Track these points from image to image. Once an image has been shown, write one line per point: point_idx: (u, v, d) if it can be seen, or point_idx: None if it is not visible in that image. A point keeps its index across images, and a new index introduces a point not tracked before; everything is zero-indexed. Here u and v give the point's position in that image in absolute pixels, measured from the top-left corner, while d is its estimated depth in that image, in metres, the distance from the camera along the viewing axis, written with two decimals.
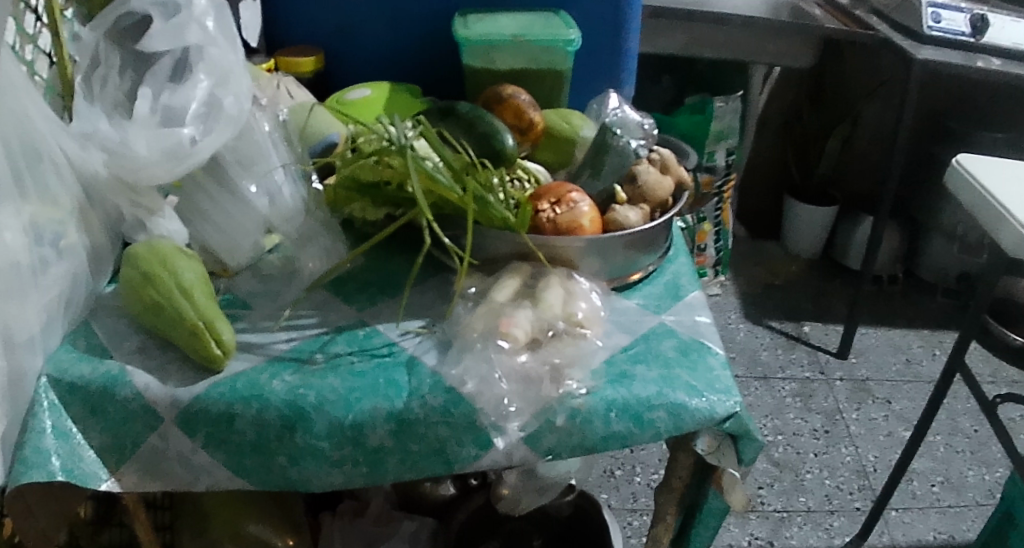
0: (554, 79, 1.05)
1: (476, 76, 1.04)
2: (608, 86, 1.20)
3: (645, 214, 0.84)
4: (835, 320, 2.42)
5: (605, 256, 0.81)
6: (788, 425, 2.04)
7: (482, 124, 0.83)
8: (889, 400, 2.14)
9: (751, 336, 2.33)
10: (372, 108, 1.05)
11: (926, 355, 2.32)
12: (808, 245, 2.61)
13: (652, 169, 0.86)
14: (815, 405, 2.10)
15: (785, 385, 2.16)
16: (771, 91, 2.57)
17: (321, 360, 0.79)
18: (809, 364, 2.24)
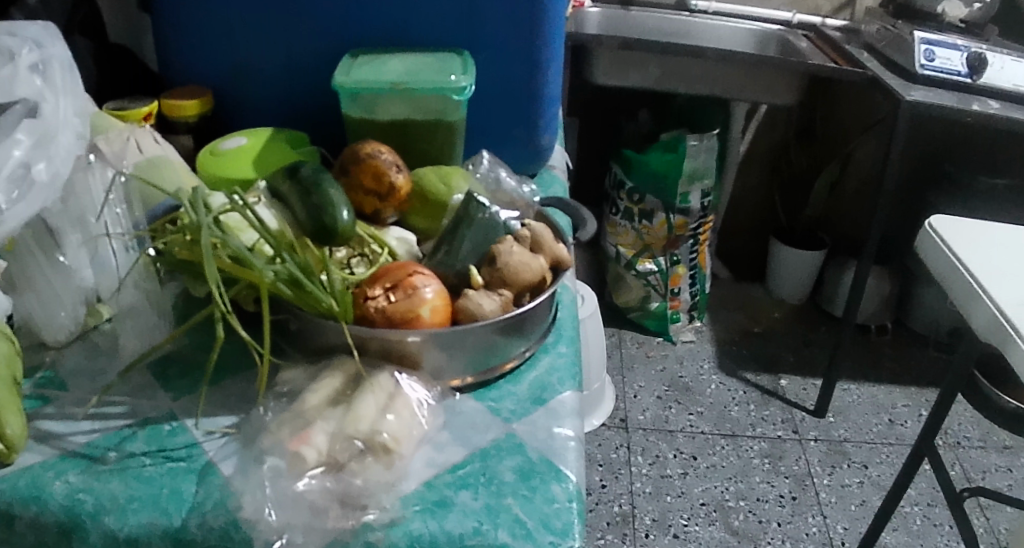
0: (446, 131, 0.93)
1: (356, 126, 0.93)
2: (526, 134, 1.09)
3: (503, 302, 0.72)
4: (814, 375, 2.30)
5: (448, 353, 0.70)
6: (752, 490, 1.95)
7: (317, 192, 0.72)
8: (866, 465, 2.04)
9: (722, 388, 2.22)
10: (243, 157, 0.94)
11: (910, 416, 2.19)
12: (793, 290, 2.50)
13: (519, 247, 0.73)
14: (784, 469, 2.01)
15: (754, 444, 2.07)
16: (759, 125, 2.43)
17: (114, 459, 0.68)
18: (783, 421, 2.14)
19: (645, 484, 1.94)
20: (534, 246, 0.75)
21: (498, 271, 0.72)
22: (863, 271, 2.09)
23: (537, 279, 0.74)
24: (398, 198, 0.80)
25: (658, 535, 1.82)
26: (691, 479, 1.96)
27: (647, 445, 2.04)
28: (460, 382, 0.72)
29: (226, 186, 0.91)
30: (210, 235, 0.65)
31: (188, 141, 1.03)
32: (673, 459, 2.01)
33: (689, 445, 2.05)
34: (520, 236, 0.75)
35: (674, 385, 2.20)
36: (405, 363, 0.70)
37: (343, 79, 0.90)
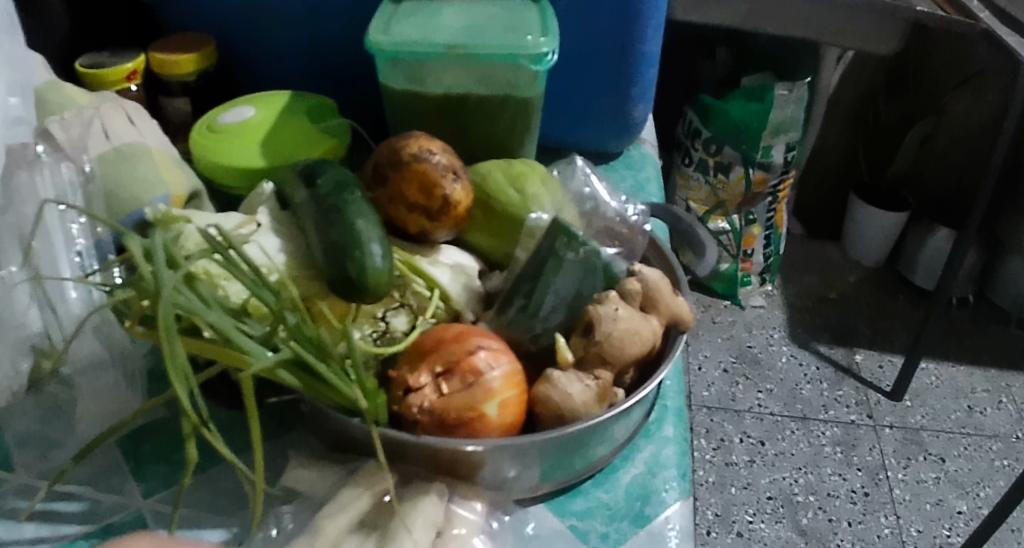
0: (520, 111, 0.71)
1: (401, 101, 0.70)
2: (615, 103, 0.88)
3: (601, 388, 0.50)
4: (894, 350, 1.92)
5: (515, 464, 0.50)
6: (821, 484, 1.65)
7: (339, 223, 0.51)
8: (944, 459, 1.69)
9: (794, 363, 1.88)
10: (251, 138, 0.73)
11: (993, 404, 1.80)
12: (873, 254, 2.06)
13: (625, 306, 0.52)
14: (857, 459, 1.69)
15: (826, 429, 1.75)
16: (845, 72, 1.98)
17: None
18: (856, 404, 1.80)
19: (708, 473, 1.66)
20: (646, 305, 0.53)
21: (596, 345, 0.51)
22: (966, 241, 1.69)
23: (645, 350, 0.52)
24: (455, 216, 0.58)
25: (721, 533, 1.56)
26: (758, 469, 1.67)
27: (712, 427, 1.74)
28: (530, 493, 0.53)
29: (236, 181, 0.71)
30: (179, 308, 0.46)
31: (186, 105, 0.82)
32: (739, 444, 1.71)
33: (756, 428, 1.75)
34: (627, 289, 0.53)
35: (741, 356, 1.87)
36: (460, 474, 0.50)
37: (381, 39, 0.66)
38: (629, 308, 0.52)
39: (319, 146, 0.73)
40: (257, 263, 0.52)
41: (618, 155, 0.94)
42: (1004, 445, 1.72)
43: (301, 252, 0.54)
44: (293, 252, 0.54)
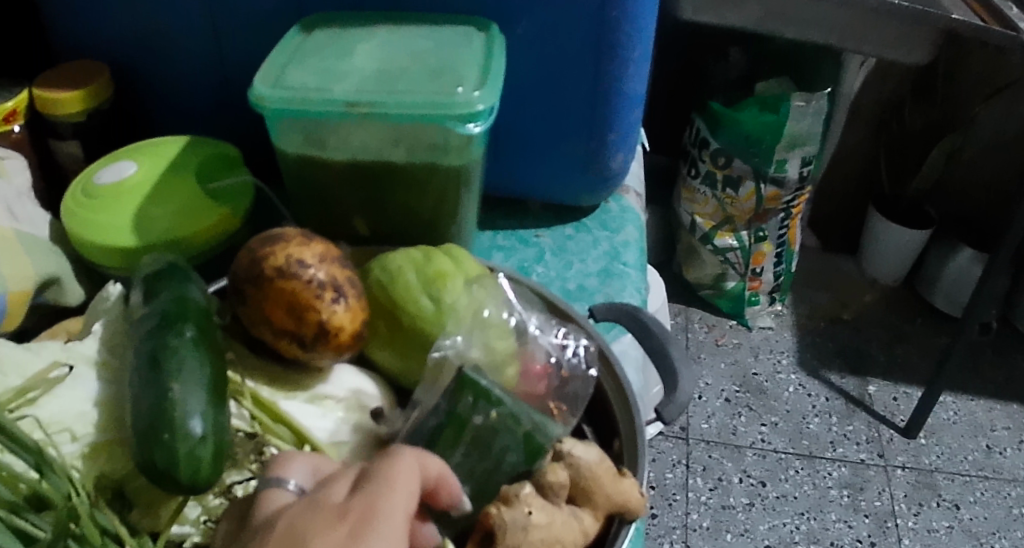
0: (452, 179, 0.56)
1: (300, 167, 0.56)
2: (586, 150, 0.71)
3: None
4: (912, 381, 1.59)
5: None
6: (824, 532, 1.34)
7: (154, 377, 0.37)
8: (957, 505, 1.38)
9: (802, 394, 1.55)
10: (122, 204, 0.59)
11: (1014, 444, 1.48)
12: (890, 271, 1.72)
13: (539, 501, 0.40)
14: (865, 505, 1.38)
15: (833, 469, 1.43)
16: (864, 80, 1.61)
17: None
18: (867, 441, 1.48)
19: (702, 516, 1.35)
20: (576, 496, 0.41)
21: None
22: (994, 274, 1.36)
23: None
24: (337, 344, 0.44)
25: None
26: (756, 513, 1.37)
27: (709, 465, 1.42)
28: None
29: (104, 260, 0.57)
30: None
31: (77, 150, 0.69)
32: (737, 485, 1.40)
33: (758, 468, 1.43)
34: (549, 480, 0.41)
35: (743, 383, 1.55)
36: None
37: (264, 92, 0.53)
38: (547, 505, 0.40)
39: (208, 216, 0.58)
40: (53, 429, 0.40)
41: (592, 210, 0.77)
42: None
43: (119, 403, 0.42)
44: (110, 404, 0.42)
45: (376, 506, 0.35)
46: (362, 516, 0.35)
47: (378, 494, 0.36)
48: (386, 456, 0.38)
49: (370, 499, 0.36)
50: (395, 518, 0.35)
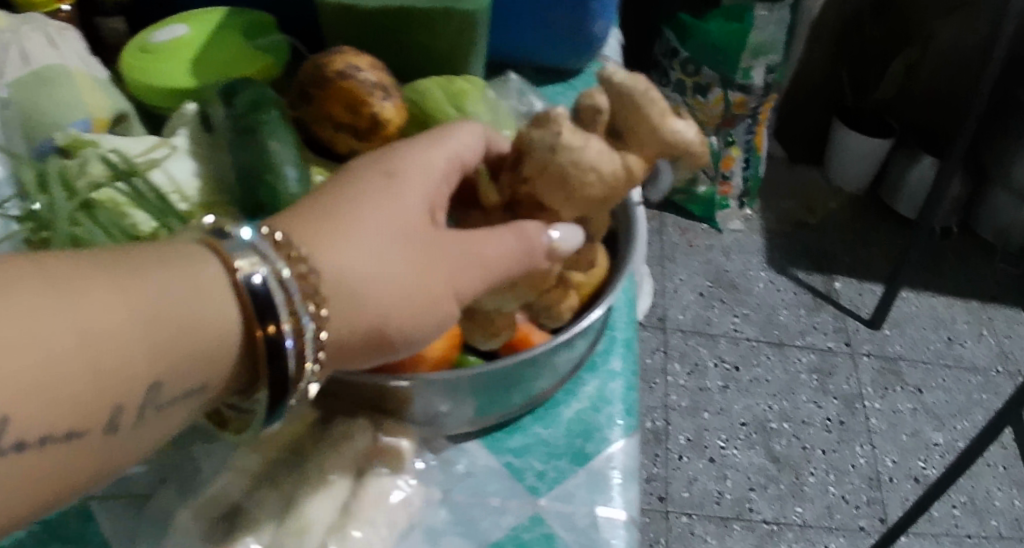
0: (462, 23, 0.66)
1: (334, 16, 0.66)
2: (570, 19, 0.79)
3: (533, 231, 0.46)
4: (874, 277, 1.70)
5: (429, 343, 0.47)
6: (796, 411, 1.45)
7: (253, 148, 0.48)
8: (921, 390, 1.50)
9: (772, 289, 1.65)
10: (177, 57, 0.68)
11: (974, 336, 1.59)
12: (853, 178, 1.81)
13: (571, 125, 0.46)
14: (833, 387, 1.49)
15: (802, 357, 1.54)
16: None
17: None
18: (834, 331, 1.59)
19: (680, 396, 1.45)
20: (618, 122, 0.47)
21: (530, 179, 0.47)
22: (946, 172, 1.47)
23: (611, 194, 0.47)
24: (386, 135, 0.54)
25: (693, 459, 1.37)
26: (731, 394, 1.47)
27: (685, 350, 1.52)
28: (464, 428, 0.52)
29: (164, 100, 0.67)
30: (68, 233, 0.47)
31: (121, 25, 0.77)
32: (713, 369, 1.50)
33: (731, 353, 1.53)
34: (588, 104, 0.46)
35: (715, 279, 1.64)
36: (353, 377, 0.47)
37: None
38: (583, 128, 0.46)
39: (251, 66, 0.67)
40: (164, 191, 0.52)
41: (575, 74, 0.87)
42: (983, 379, 1.52)
43: (219, 175, 0.54)
44: (207, 175, 0.54)
45: (416, 145, 0.47)
46: (395, 147, 0.47)
47: (414, 139, 0.48)
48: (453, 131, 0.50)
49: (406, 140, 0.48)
50: (427, 152, 0.47)
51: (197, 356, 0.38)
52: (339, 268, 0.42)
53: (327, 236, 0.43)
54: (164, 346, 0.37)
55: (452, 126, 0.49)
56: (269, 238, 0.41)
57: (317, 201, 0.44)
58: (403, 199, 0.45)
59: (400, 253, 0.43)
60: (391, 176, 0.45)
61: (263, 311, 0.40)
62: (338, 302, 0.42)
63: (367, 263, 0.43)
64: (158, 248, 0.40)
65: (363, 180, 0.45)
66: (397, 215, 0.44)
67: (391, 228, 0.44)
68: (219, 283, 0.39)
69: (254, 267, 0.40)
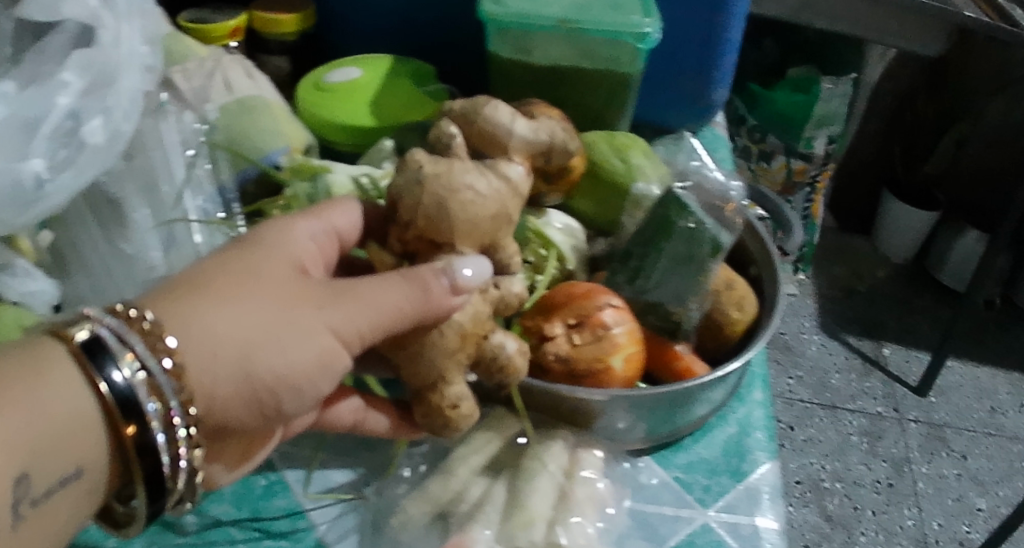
0: (620, 84, 0.73)
1: (506, 69, 0.73)
2: (694, 84, 0.85)
3: (425, 276, 0.47)
4: (922, 345, 1.67)
5: (308, 396, 0.47)
6: (847, 471, 1.45)
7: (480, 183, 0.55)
8: (965, 456, 1.50)
9: (824, 353, 1.63)
10: (356, 98, 0.72)
11: (1016, 407, 1.59)
12: (901, 246, 1.81)
13: (429, 159, 0.50)
14: (883, 450, 1.48)
15: (852, 419, 1.52)
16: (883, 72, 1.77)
17: (191, 529, 0.51)
18: (883, 395, 1.57)
19: None
20: (475, 145, 0.55)
21: (410, 223, 0.49)
22: (996, 247, 1.49)
23: (502, 212, 0.50)
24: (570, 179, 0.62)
25: None
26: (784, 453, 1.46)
27: None
28: (639, 445, 0.58)
29: (342, 138, 0.71)
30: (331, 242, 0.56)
31: (284, 63, 0.81)
32: None
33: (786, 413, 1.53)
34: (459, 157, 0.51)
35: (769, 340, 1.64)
36: (233, 443, 0.48)
37: (494, 10, 0.70)
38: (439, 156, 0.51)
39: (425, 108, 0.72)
40: None
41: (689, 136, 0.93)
42: None
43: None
44: None
45: (285, 228, 0.49)
46: (276, 226, 0.50)
47: (292, 221, 0.50)
48: (325, 213, 0.52)
49: (283, 222, 0.50)
50: (295, 236, 0.49)
51: (66, 454, 0.40)
52: (200, 322, 0.43)
53: (191, 304, 0.43)
54: (36, 449, 0.39)
55: (327, 209, 0.53)
56: (124, 315, 0.42)
57: (188, 274, 0.45)
58: (271, 269, 0.46)
59: (269, 302, 0.44)
60: (262, 252, 0.47)
61: (126, 408, 0.41)
62: (201, 354, 0.42)
63: (226, 317, 0.43)
64: (10, 350, 0.40)
65: (239, 252, 0.46)
66: (258, 269, 0.45)
67: (251, 279, 0.45)
68: (76, 386, 0.40)
69: (117, 355, 0.41)
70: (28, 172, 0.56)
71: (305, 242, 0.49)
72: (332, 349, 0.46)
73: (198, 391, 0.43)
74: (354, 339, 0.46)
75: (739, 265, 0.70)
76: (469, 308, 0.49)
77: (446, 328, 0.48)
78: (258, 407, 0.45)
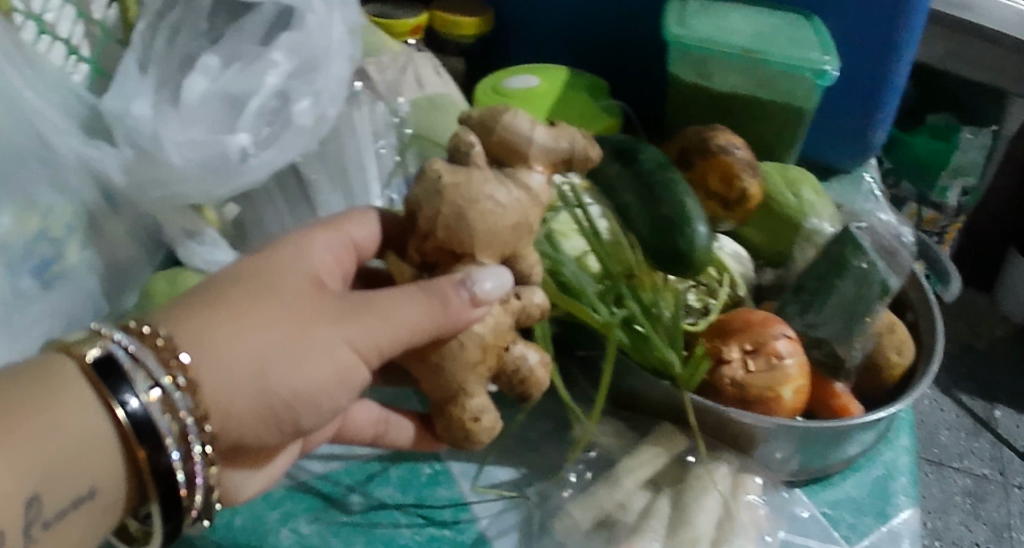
0: (793, 117, 0.75)
1: (684, 91, 0.76)
2: (856, 124, 0.84)
3: (445, 289, 0.44)
4: None
5: (326, 410, 0.45)
6: (946, 531, 1.41)
7: (668, 201, 0.57)
8: None
9: (932, 406, 1.59)
10: (536, 107, 0.74)
11: None
12: None
13: (451, 167, 0.46)
14: (984, 514, 1.44)
15: (959, 478, 1.48)
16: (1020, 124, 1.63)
17: (359, 508, 0.54)
18: (990, 458, 1.51)
19: None
20: (496, 154, 0.48)
21: (430, 234, 0.46)
22: None
23: (524, 222, 0.47)
24: (747, 206, 0.63)
25: None
26: None
27: None
28: (790, 476, 0.59)
29: None
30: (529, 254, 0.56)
31: (459, 66, 0.83)
32: None
33: None
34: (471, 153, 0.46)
35: None
36: (251, 456, 0.47)
37: (680, 32, 0.73)
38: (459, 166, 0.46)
39: (600, 123, 0.74)
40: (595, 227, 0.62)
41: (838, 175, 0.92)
42: None
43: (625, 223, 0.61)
44: None
45: (302, 239, 0.47)
46: (292, 237, 0.47)
47: (308, 232, 0.48)
48: (341, 221, 0.50)
49: (300, 232, 0.48)
50: (311, 245, 0.47)
51: (78, 475, 0.38)
52: (213, 340, 0.41)
53: (203, 322, 0.41)
54: (49, 471, 0.37)
55: (344, 216, 0.51)
56: (137, 332, 0.40)
57: (200, 288, 0.43)
58: (287, 282, 0.44)
59: (283, 315, 0.42)
60: (279, 264, 0.45)
61: (141, 433, 0.39)
62: (214, 372, 0.41)
63: (241, 335, 0.41)
64: (22, 369, 0.39)
65: (256, 264, 0.44)
66: (274, 283, 0.43)
67: (266, 294, 0.43)
68: (88, 410, 0.39)
69: (132, 378, 0.39)
70: (233, 146, 0.59)
71: (325, 252, 0.47)
72: (350, 364, 0.44)
73: (214, 408, 0.41)
74: (372, 352, 0.44)
75: (897, 310, 0.70)
76: (490, 319, 0.46)
77: (467, 340, 0.46)
78: (276, 423, 0.44)
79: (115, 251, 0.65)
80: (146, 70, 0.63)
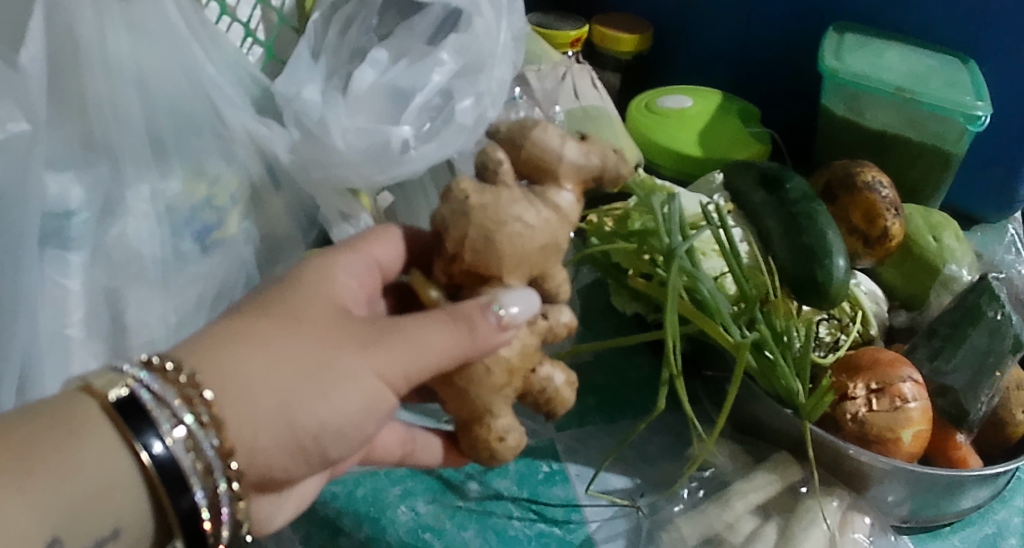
0: (939, 163, 0.74)
1: (832, 124, 0.78)
2: (1004, 176, 0.82)
3: (473, 311, 0.43)
4: None
5: (352, 438, 0.44)
6: None
7: (809, 233, 0.61)
8: None
9: None
10: (685, 127, 0.80)
11: None
12: None
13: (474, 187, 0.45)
14: None
15: None
16: None
17: (475, 494, 0.59)
18: None
19: None
20: (523, 172, 0.48)
21: (456, 257, 0.45)
22: None
23: (552, 244, 0.46)
24: (887, 247, 0.66)
25: None
26: None
27: None
28: (899, 522, 0.59)
29: (666, 161, 0.79)
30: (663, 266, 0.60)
31: (615, 80, 0.92)
32: None
33: None
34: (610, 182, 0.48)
35: None
36: (276, 489, 0.46)
37: (838, 66, 0.74)
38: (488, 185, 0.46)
39: (746, 148, 0.78)
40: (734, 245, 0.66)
41: None
42: None
43: (766, 250, 0.65)
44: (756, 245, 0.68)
45: (321, 268, 0.46)
46: (316, 264, 0.47)
47: (327, 259, 0.47)
48: (360, 246, 0.50)
49: (319, 260, 0.47)
50: (331, 276, 0.46)
51: (99, 515, 0.37)
52: (235, 371, 0.39)
53: (224, 355, 0.40)
54: (71, 513, 0.36)
55: (367, 238, 0.51)
56: (159, 368, 0.38)
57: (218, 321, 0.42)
58: (308, 310, 0.42)
59: (306, 344, 0.41)
60: (298, 291, 0.43)
61: (165, 475, 0.38)
62: (237, 408, 0.39)
63: (261, 366, 0.40)
64: (39, 406, 0.37)
65: (282, 293, 0.43)
66: (298, 312, 0.42)
67: (287, 323, 0.41)
68: (110, 451, 0.37)
69: (157, 419, 0.38)
70: (396, 138, 0.61)
71: (347, 280, 0.46)
72: (376, 391, 0.43)
73: (240, 442, 0.40)
74: (398, 379, 0.43)
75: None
76: (517, 342, 0.46)
77: (493, 365, 0.45)
78: (303, 453, 0.43)
79: (274, 226, 0.65)
80: (317, 58, 0.65)
